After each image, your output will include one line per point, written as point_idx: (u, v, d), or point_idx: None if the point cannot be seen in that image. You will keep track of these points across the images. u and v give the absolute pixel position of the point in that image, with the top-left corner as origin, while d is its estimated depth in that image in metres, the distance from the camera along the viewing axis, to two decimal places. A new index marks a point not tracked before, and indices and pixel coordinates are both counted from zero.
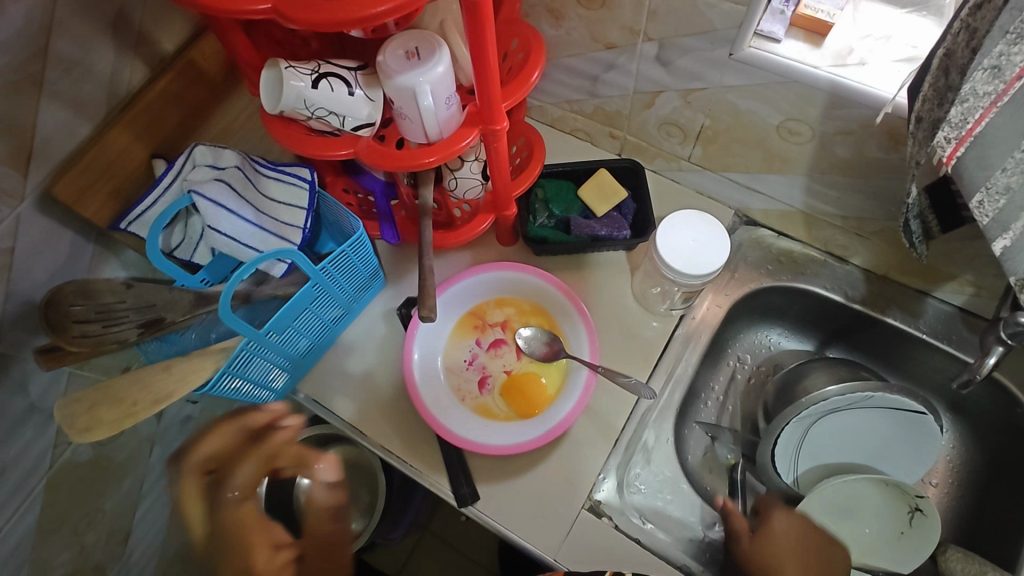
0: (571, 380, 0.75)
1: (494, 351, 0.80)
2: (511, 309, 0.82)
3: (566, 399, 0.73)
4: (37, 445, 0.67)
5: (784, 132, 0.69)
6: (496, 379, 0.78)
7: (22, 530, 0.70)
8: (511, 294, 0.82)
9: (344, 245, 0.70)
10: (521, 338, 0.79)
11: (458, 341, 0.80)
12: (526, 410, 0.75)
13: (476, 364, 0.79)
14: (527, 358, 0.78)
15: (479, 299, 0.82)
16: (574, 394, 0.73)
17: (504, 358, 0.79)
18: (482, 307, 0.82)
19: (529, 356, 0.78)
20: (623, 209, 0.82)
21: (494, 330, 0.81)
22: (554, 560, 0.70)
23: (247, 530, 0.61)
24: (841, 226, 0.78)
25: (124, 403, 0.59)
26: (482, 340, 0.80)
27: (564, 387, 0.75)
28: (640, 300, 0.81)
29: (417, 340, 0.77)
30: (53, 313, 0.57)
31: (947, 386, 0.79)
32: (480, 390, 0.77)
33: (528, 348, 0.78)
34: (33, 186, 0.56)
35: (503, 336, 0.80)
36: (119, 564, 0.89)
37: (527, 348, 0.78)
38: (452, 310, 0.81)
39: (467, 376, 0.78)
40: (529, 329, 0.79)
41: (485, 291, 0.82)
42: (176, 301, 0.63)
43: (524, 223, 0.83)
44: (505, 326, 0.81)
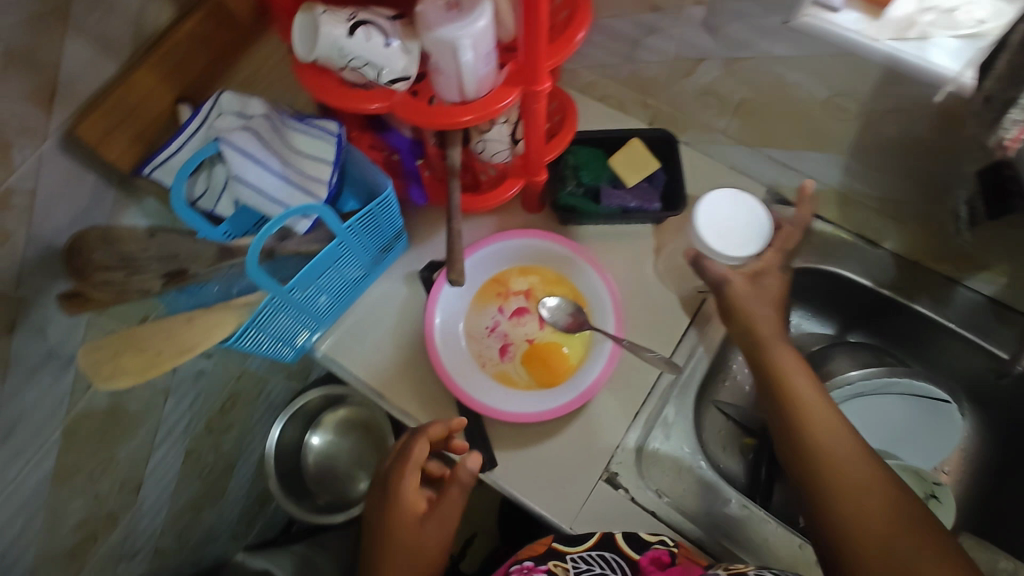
0: (594, 353, 0.74)
1: (516, 319, 0.78)
2: (535, 278, 0.80)
3: (590, 371, 0.73)
4: (54, 392, 0.67)
5: (831, 108, 0.66)
6: (517, 348, 0.76)
7: (38, 476, 0.70)
8: (536, 263, 0.80)
9: (371, 205, 0.68)
10: (545, 307, 0.78)
11: (480, 308, 0.78)
12: (547, 380, 0.74)
13: (497, 331, 0.77)
14: (550, 329, 0.77)
15: (503, 266, 0.80)
16: (598, 367, 0.73)
17: (526, 327, 0.77)
18: (505, 275, 0.80)
19: (552, 325, 0.77)
20: (654, 180, 0.81)
21: (517, 299, 0.79)
22: (570, 528, 0.70)
23: (399, 491, 0.64)
24: (878, 208, 0.76)
25: (148, 352, 0.58)
26: (505, 308, 0.78)
27: (587, 358, 0.75)
28: (666, 274, 0.80)
29: (439, 305, 0.77)
30: (76, 259, 0.58)
31: (968, 376, 0.79)
32: (500, 357, 0.76)
33: (551, 318, 0.77)
34: (56, 125, 0.54)
35: (526, 305, 0.79)
36: (131, 513, 0.89)
37: (550, 317, 0.77)
38: (474, 276, 0.79)
39: (488, 343, 0.77)
40: (554, 299, 0.78)
41: (509, 259, 0.80)
42: (199, 253, 0.62)
43: (553, 191, 0.82)
44: (529, 295, 0.79)
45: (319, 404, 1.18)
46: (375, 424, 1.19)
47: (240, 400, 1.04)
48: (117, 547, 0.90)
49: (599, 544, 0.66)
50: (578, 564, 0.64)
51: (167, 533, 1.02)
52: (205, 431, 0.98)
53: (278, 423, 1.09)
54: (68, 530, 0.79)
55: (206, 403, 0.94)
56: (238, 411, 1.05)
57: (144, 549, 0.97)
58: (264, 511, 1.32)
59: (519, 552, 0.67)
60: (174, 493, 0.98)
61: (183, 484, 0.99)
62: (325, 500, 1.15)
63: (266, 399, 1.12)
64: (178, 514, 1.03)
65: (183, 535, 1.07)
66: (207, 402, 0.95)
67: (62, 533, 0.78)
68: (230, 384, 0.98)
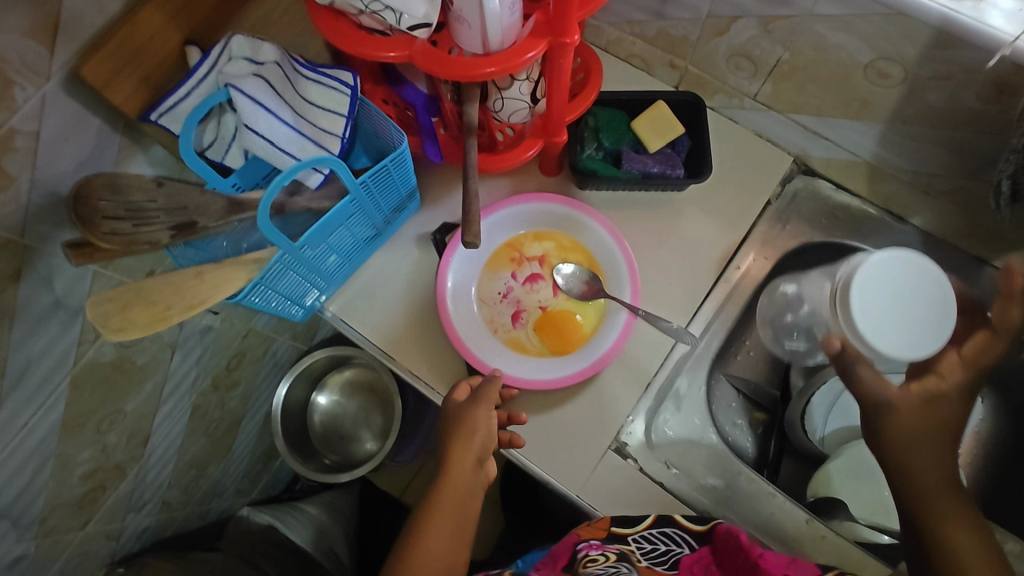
0: (609, 322, 0.73)
1: (529, 286, 0.77)
2: (550, 243, 0.78)
3: (605, 339, 0.72)
4: (61, 343, 0.65)
5: (872, 74, 0.63)
6: (530, 314, 0.75)
7: (47, 425, 0.69)
8: (550, 228, 0.79)
9: (385, 161, 0.65)
10: (560, 275, 0.76)
11: (493, 273, 0.77)
12: (560, 348, 0.73)
13: (510, 298, 0.76)
14: (564, 296, 0.75)
15: (517, 231, 0.78)
16: (612, 336, 0.72)
17: (539, 294, 0.76)
18: (519, 240, 0.78)
19: (565, 294, 0.76)
20: (677, 145, 0.78)
21: (530, 265, 0.77)
22: (576, 496, 0.70)
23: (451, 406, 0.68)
24: (910, 181, 0.74)
25: (157, 306, 0.56)
26: (518, 274, 0.77)
27: (601, 328, 0.73)
28: (686, 245, 0.78)
29: (452, 269, 0.75)
30: (81, 207, 0.54)
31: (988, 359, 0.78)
32: (513, 324, 0.75)
33: (565, 286, 0.76)
34: (59, 64, 0.51)
35: (540, 271, 0.77)
36: (138, 465, 0.89)
37: (564, 285, 0.76)
38: (488, 241, 0.77)
39: (501, 309, 0.76)
40: (568, 266, 0.76)
41: (523, 225, 0.78)
42: (207, 206, 0.60)
43: (571, 153, 0.79)
44: (543, 261, 0.77)
45: (325, 366, 1.18)
46: (382, 386, 1.20)
47: (247, 358, 1.03)
48: (124, 497, 0.91)
49: (657, 522, 0.66)
50: (642, 544, 0.63)
51: (173, 486, 1.03)
52: (212, 387, 0.97)
53: (285, 381, 1.06)
54: (76, 480, 0.79)
55: (214, 360, 0.94)
56: (245, 369, 1.04)
57: (151, 501, 0.98)
58: (269, 468, 1.34)
59: (579, 534, 0.66)
60: (181, 447, 0.98)
61: (189, 439, 0.99)
62: (331, 460, 1.16)
63: (272, 358, 1.12)
64: (185, 468, 1.03)
65: (190, 489, 1.08)
66: (215, 359, 0.94)
67: (70, 483, 0.78)
68: (237, 342, 0.97)
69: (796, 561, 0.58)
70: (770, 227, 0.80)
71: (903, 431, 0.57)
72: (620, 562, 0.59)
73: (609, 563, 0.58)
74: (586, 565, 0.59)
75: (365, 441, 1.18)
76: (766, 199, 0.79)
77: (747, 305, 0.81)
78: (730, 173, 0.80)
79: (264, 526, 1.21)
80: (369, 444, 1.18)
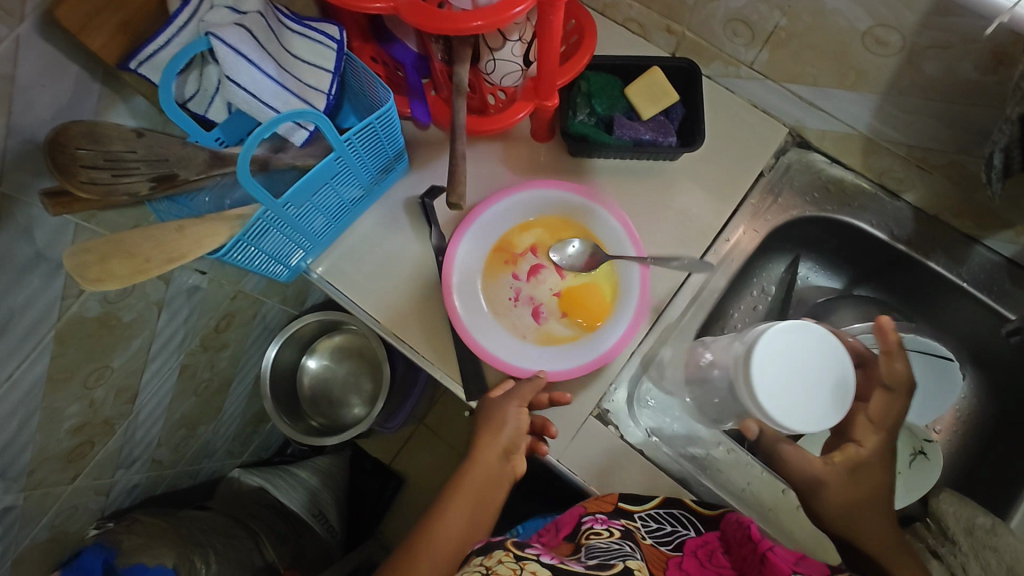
0: (625, 278, 0.74)
1: (535, 279, 0.76)
2: (537, 230, 0.78)
3: (629, 296, 0.73)
4: (45, 296, 0.64)
5: (870, 41, 0.61)
6: (549, 305, 0.75)
7: (32, 379, 0.69)
8: (533, 215, 0.78)
9: (371, 118, 0.64)
10: (556, 255, 0.76)
11: (495, 280, 0.76)
12: (592, 324, 0.74)
13: (523, 298, 0.76)
14: (571, 274, 0.76)
15: (506, 226, 0.77)
16: (635, 290, 0.73)
17: (547, 283, 0.76)
18: (508, 235, 0.78)
19: (571, 272, 0.76)
20: (671, 114, 0.77)
21: (526, 259, 0.77)
22: (557, 460, 0.71)
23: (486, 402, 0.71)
24: (904, 155, 0.73)
25: (137, 258, 0.55)
26: (519, 273, 0.77)
27: (619, 286, 0.75)
28: (676, 216, 0.78)
29: (457, 290, 0.73)
30: (58, 155, 0.52)
31: (973, 337, 0.78)
32: (537, 322, 0.75)
33: (568, 265, 0.76)
34: (34, 5, 0.50)
35: (538, 261, 0.77)
36: (127, 422, 0.90)
37: (567, 264, 0.76)
38: (481, 248, 0.76)
39: (519, 313, 0.75)
40: (563, 246, 0.76)
41: (512, 213, 0.77)
42: (189, 158, 0.60)
43: (562, 118, 0.78)
44: (535, 251, 0.77)
45: (315, 331, 1.18)
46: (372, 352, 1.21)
47: (236, 321, 1.03)
48: (114, 453, 0.92)
49: (666, 504, 0.67)
50: (648, 522, 0.65)
51: (163, 444, 1.04)
52: (200, 347, 0.98)
53: (274, 344, 1.05)
54: (64, 434, 0.79)
55: (202, 320, 0.94)
56: (234, 331, 1.04)
57: (141, 458, 1.00)
58: (260, 432, 1.35)
59: (587, 506, 0.67)
60: (170, 406, 0.99)
61: (178, 399, 1.00)
62: (318, 422, 1.18)
63: (262, 322, 1.12)
64: (174, 428, 1.04)
65: (180, 448, 1.10)
66: (203, 319, 0.94)
67: (58, 437, 0.78)
68: (225, 304, 0.97)
69: (805, 559, 0.58)
70: (761, 199, 0.79)
71: (843, 506, 0.64)
72: (624, 540, 0.60)
73: (613, 539, 0.60)
74: (590, 536, 0.61)
75: (354, 406, 1.19)
76: (760, 170, 0.79)
77: (735, 277, 0.81)
78: (723, 144, 0.79)
79: (255, 488, 1.22)
80: (357, 409, 1.19)
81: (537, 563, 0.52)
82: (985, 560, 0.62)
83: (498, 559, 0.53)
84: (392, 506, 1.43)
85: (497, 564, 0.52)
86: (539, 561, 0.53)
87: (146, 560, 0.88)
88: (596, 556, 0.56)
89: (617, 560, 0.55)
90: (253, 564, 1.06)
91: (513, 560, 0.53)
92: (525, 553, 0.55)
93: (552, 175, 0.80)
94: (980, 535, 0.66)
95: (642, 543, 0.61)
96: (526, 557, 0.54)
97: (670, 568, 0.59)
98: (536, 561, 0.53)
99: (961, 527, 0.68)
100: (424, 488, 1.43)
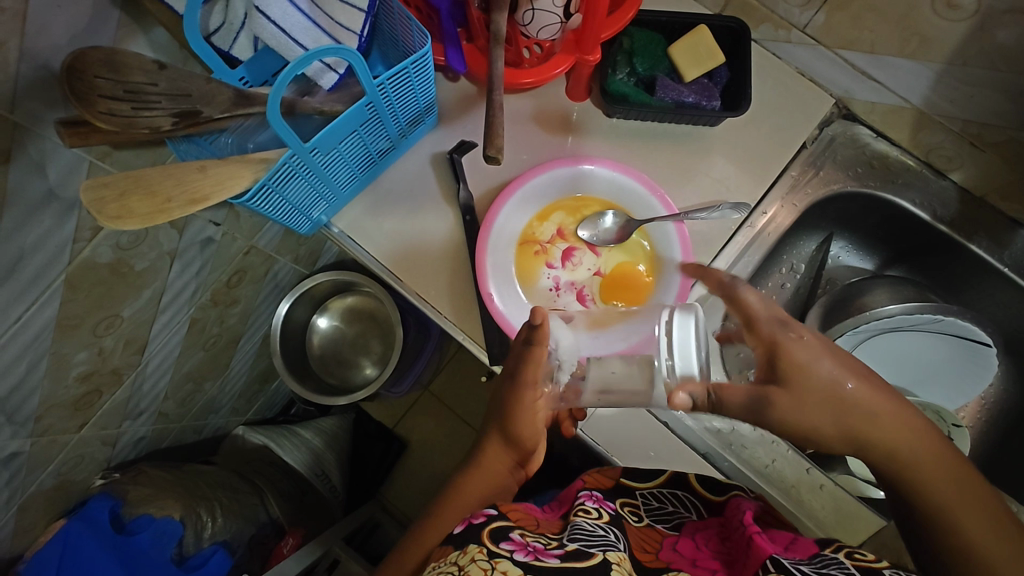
0: (664, 240, 0.72)
1: (570, 264, 0.73)
2: (558, 214, 0.74)
3: (673, 258, 0.70)
4: (56, 237, 0.61)
5: (942, 5, 0.62)
6: (592, 287, 0.72)
7: (41, 323, 0.65)
8: (552, 201, 0.74)
9: (406, 62, 0.60)
10: (587, 233, 0.73)
11: (533, 274, 0.72)
12: (640, 296, 0.71)
13: (563, 286, 0.72)
14: (607, 251, 0.73)
15: (530, 212, 0.74)
16: (677, 251, 0.71)
17: (584, 265, 0.73)
18: (532, 221, 0.74)
19: (605, 247, 0.73)
20: (715, 77, 0.74)
21: (556, 246, 0.73)
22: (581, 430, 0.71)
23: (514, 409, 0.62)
24: (958, 131, 0.74)
25: (158, 198, 0.52)
26: (553, 262, 0.73)
27: (659, 250, 0.72)
28: (712, 185, 0.75)
29: (495, 289, 0.70)
30: (76, 82, 0.48)
31: (1003, 322, 0.79)
32: (584, 307, 0.72)
33: (602, 242, 0.73)
34: None
35: (568, 245, 0.73)
36: (135, 372, 0.88)
37: (600, 240, 0.73)
38: (507, 239, 0.72)
39: (564, 302, 0.72)
40: (591, 223, 0.73)
41: (535, 198, 0.74)
42: (213, 95, 0.56)
43: (601, 77, 0.75)
44: (563, 236, 0.74)
45: (328, 290, 1.16)
46: (383, 314, 1.19)
47: (247, 276, 1.01)
48: (121, 403, 0.90)
49: (669, 483, 0.67)
50: (649, 500, 0.65)
51: (169, 398, 1.02)
52: (210, 301, 0.95)
53: (287, 299, 1.03)
54: (72, 381, 0.77)
55: (214, 274, 0.91)
56: (244, 287, 1.02)
57: (147, 410, 0.98)
58: (263, 392, 1.33)
59: (585, 482, 0.67)
60: (178, 360, 0.97)
61: (186, 353, 0.98)
62: (328, 382, 1.16)
63: (272, 279, 1.10)
64: (181, 382, 1.02)
65: (185, 403, 1.08)
66: (214, 273, 0.91)
67: (66, 383, 0.76)
68: (237, 259, 0.94)
69: (797, 540, 0.55)
70: (802, 172, 0.77)
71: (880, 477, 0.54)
72: (611, 525, 0.57)
73: (601, 523, 0.57)
74: (578, 514, 0.58)
75: (365, 367, 1.18)
76: (802, 141, 0.76)
77: (769, 253, 0.78)
78: (769, 112, 0.76)
79: (258, 446, 1.21)
80: (367, 369, 1.18)
81: (512, 560, 0.47)
82: None
83: (470, 557, 0.48)
84: (393, 471, 1.42)
85: (469, 562, 0.47)
86: (515, 558, 0.48)
87: (153, 511, 0.89)
88: (577, 541, 0.52)
89: (597, 549, 0.50)
90: (258, 519, 1.06)
91: (486, 558, 0.47)
92: (500, 547, 0.49)
93: (585, 137, 0.77)
94: None
95: (631, 526, 0.60)
96: (501, 553, 0.48)
97: (662, 552, 0.56)
98: (511, 558, 0.48)
99: None
100: (427, 454, 1.42)
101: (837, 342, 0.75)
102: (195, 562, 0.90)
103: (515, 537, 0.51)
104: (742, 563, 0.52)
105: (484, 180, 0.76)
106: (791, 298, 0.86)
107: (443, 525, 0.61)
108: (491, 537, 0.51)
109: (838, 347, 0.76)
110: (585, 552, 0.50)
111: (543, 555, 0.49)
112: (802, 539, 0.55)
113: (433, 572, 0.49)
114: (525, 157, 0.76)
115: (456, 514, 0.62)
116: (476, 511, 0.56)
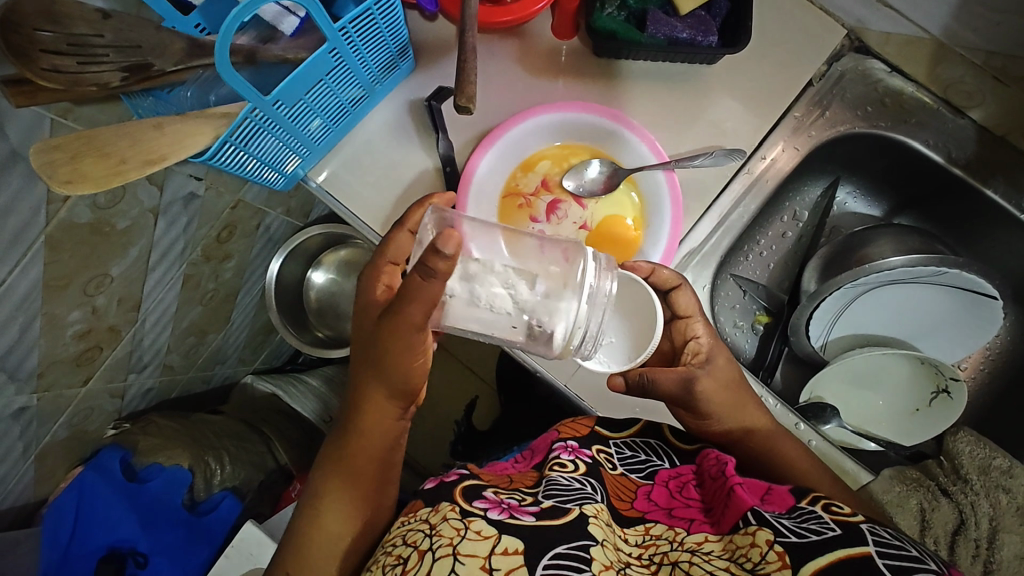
0: (653, 192, 0.69)
1: (555, 217, 0.69)
2: (543, 165, 0.70)
3: (662, 212, 0.68)
4: (28, 198, 0.59)
5: None
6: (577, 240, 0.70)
7: (28, 284, 0.64)
8: (535, 151, 0.70)
9: (369, 3, 0.56)
10: (572, 184, 0.69)
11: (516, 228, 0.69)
12: (626, 252, 0.69)
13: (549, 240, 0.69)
14: (594, 203, 0.70)
15: (512, 164, 0.70)
16: (666, 203, 0.68)
17: (570, 218, 0.69)
18: (515, 175, 0.70)
19: (592, 199, 0.70)
20: (713, 7, 0.68)
21: (541, 199, 0.70)
22: (564, 385, 0.71)
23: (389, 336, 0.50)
24: (980, 64, 0.72)
25: (111, 159, 0.50)
26: (537, 215, 0.69)
27: (648, 202, 0.69)
28: (708, 129, 0.70)
29: None
30: (14, 36, 0.45)
31: (1014, 269, 0.76)
32: None
33: (589, 193, 0.69)
34: None
35: (553, 197, 0.70)
36: (134, 329, 0.88)
37: (586, 191, 0.69)
38: (489, 193, 0.69)
39: None
40: (576, 173, 0.69)
41: (518, 148, 0.70)
42: (165, 46, 0.53)
43: (588, 12, 0.69)
44: (548, 187, 0.70)
45: (320, 243, 1.15)
46: None
47: (239, 230, 0.99)
48: (123, 358, 0.90)
49: (642, 432, 0.64)
50: (622, 449, 0.62)
51: (173, 351, 1.03)
52: (203, 257, 0.94)
53: (281, 251, 1.03)
54: (70, 338, 0.77)
55: (202, 230, 0.89)
56: (236, 242, 1.01)
57: (152, 364, 0.99)
58: (269, 343, 1.34)
59: (560, 431, 0.63)
60: (176, 315, 0.97)
61: (184, 307, 0.98)
62: (324, 334, 1.17)
63: (265, 231, 1.09)
64: (183, 335, 1.03)
65: (190, 355, 1.09)
66: (203, 229, 0.89)
67: (64, 341, 0.76)
68: (225, 214, 0.93)
69: (773, 490, 0.52)
70: (807, 112, 0.72)
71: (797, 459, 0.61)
72: (587, 476, 0.55)
73: (575, 475, 0.55)
74: (552, 468, 0.56)
75: None
76: (809, 79, 0.71)
77: (768, 202, 0.74)
78: (771, 46, 0.70)
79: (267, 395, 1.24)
80: None
81: (486, 519, 0.47)
82: (996, 499, 0.68)
83: (442, 515, 0.48)
84: None
85: (441, 522, 0.47)
86: (488, 516, 0.48)
87: (162, 460, 0.93)
88: (553, 496, 0.51)
89: (573, 504, 0.49)
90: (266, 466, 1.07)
91: (459, 517, 0.48)
92: (473, 507, 0.49)
93: (573, 77, 0.72)
94: (995, 475, 0.69)
95: (607, 474, 0.58)
96: (475, 512, 0.48)
97: (636, 501, 0.55)
98: (485, 517, 0.48)
99: (976, 465, 0.71)
100: None
101: (831, 297, 0.73)
102: (205, 507, 0.96)
103: (488, 496, 0.51)
104: (720, 513, 0.50)
105: (465, 129, 0.72)
106: (792, 246, 0.82)
107: (375, 435, 0.58)
108: (464, 496, 0.51)
109: (833, 301, 0.73)
110: (560, 509, 0.49)
111: (518, 513, 0.49)
112: (777, 487, 0.52)
113: (405, 526, 0.50)
114: (509, 102, 0.72)
115: (375, 449, 0.58)
116: (449, 470, 0.56)
